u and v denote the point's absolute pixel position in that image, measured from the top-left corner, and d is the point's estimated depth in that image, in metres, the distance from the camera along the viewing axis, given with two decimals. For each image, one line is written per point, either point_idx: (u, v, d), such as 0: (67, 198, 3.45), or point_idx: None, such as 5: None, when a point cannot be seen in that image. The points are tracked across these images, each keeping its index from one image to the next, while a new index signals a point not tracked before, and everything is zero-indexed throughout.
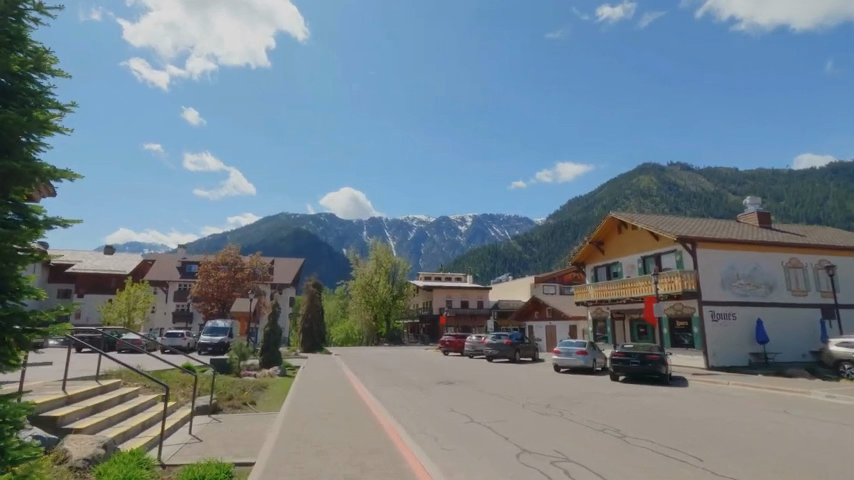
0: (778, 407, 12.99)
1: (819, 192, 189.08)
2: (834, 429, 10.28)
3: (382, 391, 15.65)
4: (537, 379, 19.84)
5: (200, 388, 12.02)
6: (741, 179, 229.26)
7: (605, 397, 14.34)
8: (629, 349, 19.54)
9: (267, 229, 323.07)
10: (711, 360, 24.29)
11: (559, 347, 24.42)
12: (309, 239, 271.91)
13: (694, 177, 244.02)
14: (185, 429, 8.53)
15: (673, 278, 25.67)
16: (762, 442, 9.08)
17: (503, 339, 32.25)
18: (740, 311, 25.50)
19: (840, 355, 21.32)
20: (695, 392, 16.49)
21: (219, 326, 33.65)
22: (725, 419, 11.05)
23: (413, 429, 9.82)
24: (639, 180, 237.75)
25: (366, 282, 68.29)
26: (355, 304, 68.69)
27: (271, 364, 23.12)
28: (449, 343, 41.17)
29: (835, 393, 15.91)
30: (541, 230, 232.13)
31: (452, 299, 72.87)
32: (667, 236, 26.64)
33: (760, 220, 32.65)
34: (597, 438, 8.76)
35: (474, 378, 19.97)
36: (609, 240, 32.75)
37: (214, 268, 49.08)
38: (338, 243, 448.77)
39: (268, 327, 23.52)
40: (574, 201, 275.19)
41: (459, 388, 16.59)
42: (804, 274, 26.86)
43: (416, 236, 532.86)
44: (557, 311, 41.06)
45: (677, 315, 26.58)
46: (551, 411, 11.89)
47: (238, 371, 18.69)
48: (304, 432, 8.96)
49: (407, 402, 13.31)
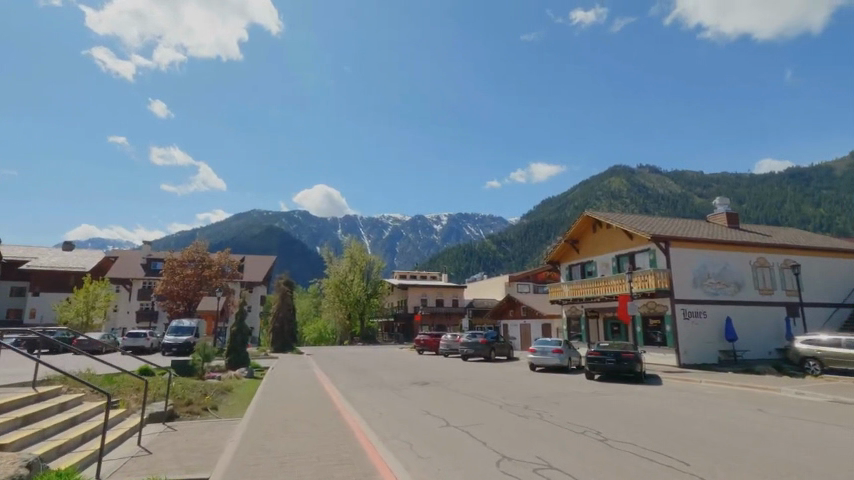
0: (752, 405, 12.97)
1: (778, 196, 197.27)
2: (810, 427, 10.24)
3: (355, 394, 15.02)
4: (513, 379, 19.59)
5: (155, 393, 11.16)
6: (706, 182, 237.23)
7: (582, 397, 14.07)
8: (605, 347, 19.44)
9: (238, 226, 315.89)
10: (683, 357, 24.59)
11: (535, 345, 24.24)
12: (282, 237, 267.13)
13: (662, 180, 251.20)
14: (132, 440, 7.74)
15: (647, 276, 25.85)
16: (743, 441, 8.89)
17: (479, 338, 31.95)
18: (711, 309, 25.91)
19: (806, 352, 21.83)
20: (670, 391, 16.45)
21: (184, 326, 32.18)
22: (704, 418, 10.86)
23: (386, 435, 9.23)
24: (610, 182, 243.07)
25: (340, 280, 67.20)
26: (329, 302, 67.56)
27: (238, 365, 22.07)
28: (424, 342, 40.66)
29: (804, 390, 16.11)
30: (515, 229, 234.42)
31: (427, 298, 72.55)
32: (641, 235, 26.91)
33: (728, 220, 33.36)
34: (578, 443, 8.36)
35: (450, 378, 19.55)
36: (584, 239, 32.88)
37: (180, 265, 47.27)
38: (312, 241, 442.54)
39: (236, 327, 22.45)
40: (547, 202, 279.24)
41: (435, 389, 16.11)
42: (771, 273, 27.52)
43: (390, 235, 530.87)
44: (532, 310, 41.07)
45: (650, 314, 26.81)
46: (530, 412, 11.51)
47: (201, 373, 17.73)
48: (268, 441, 8.26)
49: (380, 405, 12.73)
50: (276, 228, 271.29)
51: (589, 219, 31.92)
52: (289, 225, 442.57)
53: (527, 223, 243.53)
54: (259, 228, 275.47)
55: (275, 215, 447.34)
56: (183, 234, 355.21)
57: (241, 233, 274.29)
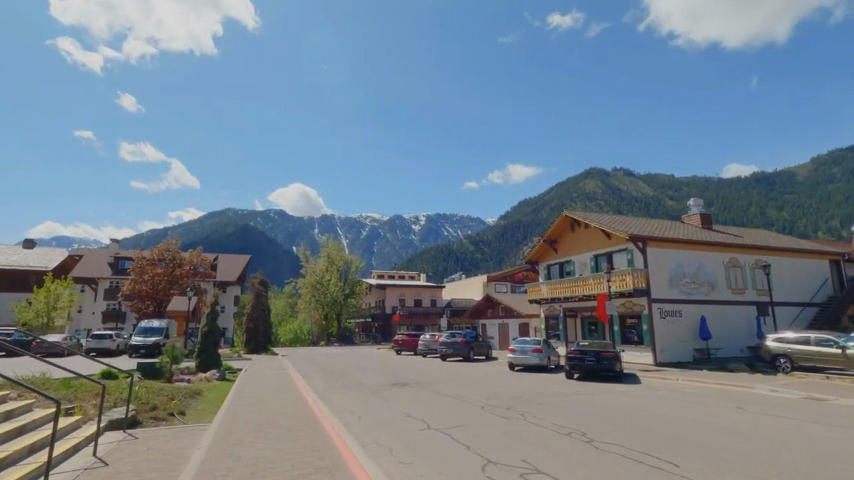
0: (730, 404, 13.03)
1: (745, 199, 204.16)
2: (788, 424, 10.28)
3: (333, 396, 14.53)
4: (494, 379, 19.38)
5: (117, 398, 10.44)
6: (677, 185, 243.85)
7: (563, 397, 13.91)
8: (585, 346, 19.43)
9: (212, 224, 308.79)
10: (659, 356, 24.88)
11: (514, 345, 24.14)
12: (257, 235, 262.39)
13: (635, 183, 257.05)
14: (88, 450, 7.13)
15: (625, 275, 26.09)
16: (727, 440, 8.80)
17: (457, 338, 31.72)
18: (686, 309, 26.29)
19: (777, 350, 22.32)
20: (649, 389, 16.49)
21: (153, 327, 30.94)
22: (687, 417, 10.77)
23: (365, 439, 8.81)
24: (585, 184, 247.30)
25: (316, 280, 66.12)
26: (305, 302, 66.41)
27: (208, 368, 21.20)
28: (402, 342, 40.22)
29: (778, 387, 16.39)
30: (492, 230, 236.02)
31: (405, 298, 72.10)
32: (619, 235, 27.16)
33: (702, 221, 34.05)
34: (564, 446, 8.14)
35: (430, 379, 19.19)
36: (562, 238, 33.02)
37: (150, 264, 45.65)
38: (288, 241, 435.93)
39: (207, 327, 21.59)
40: (524, 204, 282.23)
41: (415, 390, 15.74)
42: (743, 273, 28.13)
43: (368, 235, 527.71)
44: (511, 310, 41.11)
45: (627, 313, 27.07)
46: (512, 413, 11.26)
47: (169, 376, 16.91)
48: (238, 448, 7.73)
49: (359, 408, 12.26)
50: (251, 227, 266.16)
51: (568, 219, 32.08)
52: (265, 224, 434.89)
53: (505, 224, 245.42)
54: (233, 226, 269.71)
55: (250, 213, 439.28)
56: (153, 233, 344.77)
57: (214, 232, 268.18)
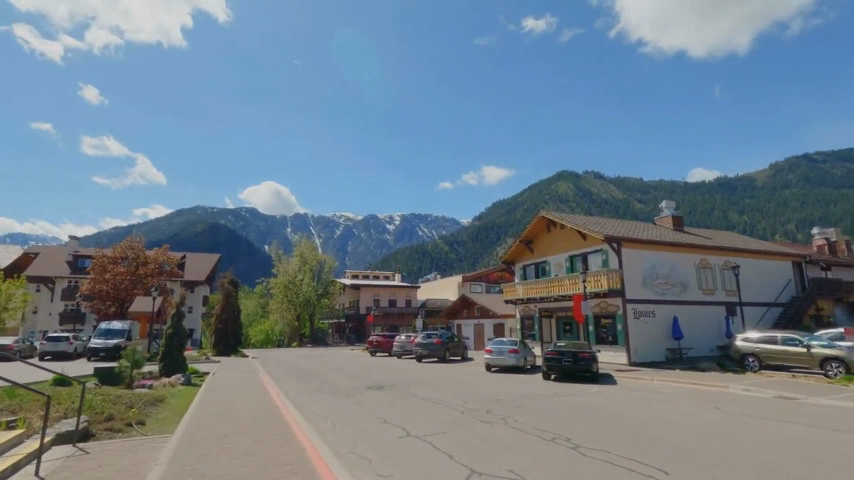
0: (705, 404, 13.04)
1: (709, 202, 211.50)
2: (766, 423, 10.34)
3: (305, 401, 13.92)
4: (471, 380, 19.11)
5: (68, 408, 9.60)
6: (645, 188, 250.63)
7: (541, 399, 13.68)
8: (562, 347, 19.34)
9: (179, 223, 299.44)
10: (633, 356, 25.15)
11: (491, 345, 23.93)
12: (228, 233, 256.39)
13: (606, 186, 263.11)
14: (29, 470, 6.38)
15: (600, 276, 26.27)
16: (709, 441, 8.71)
17: (433, 338, 31.39)
18: (659, 309, 26.68)
19: (745, 349, 22.79)
20: (625, 390, 16.48)
21: (115, 328, 29.40)
22: (666, 419, 10.64)
23: (341, 450, 8.29)
24: (558, 187, 251.61)
25: (289, 280, 64.67)
26: (276, 302, 64.91)
27: (173, 372, 20.10)
28: (377, 343, 39.61)
29: (749, 386, 16.70)
30: (467, 230, 237.11)
31: (380, 298, 71.33)
32: (594, 235, 27.38)
33: (674, 222, 34.71)
34: (549, 454, 7.85)
35: (407, 381, 18.75)
36: (538, 239, 33.09)
37: (111, 263, 43.66)
38: (260, 240, 426.99)
39: (171, 329, 20.48)
40: (498, 205, 284.87)
41: (391, 394, 15.29)
42: (713, 274, 28.76)
43: (342, 234, 522.57)
44: (487, 310, 41.02)
45: (602, 313, 27.28)
46: (493, 417, 10.91)
47: (129, 382, 15.93)
48: (202, 463, 7.08)
49: (333, 414, 11.70)
50: (221, 225, 259.64)
51: (544, 219, 32.09)
52: (235, 223, 424.82)
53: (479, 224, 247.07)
54: (202, 224, 262.70)
55: (220, 211, 428.44)
56: (117, 230, 332.22)
57: (182, 230, 260.05)
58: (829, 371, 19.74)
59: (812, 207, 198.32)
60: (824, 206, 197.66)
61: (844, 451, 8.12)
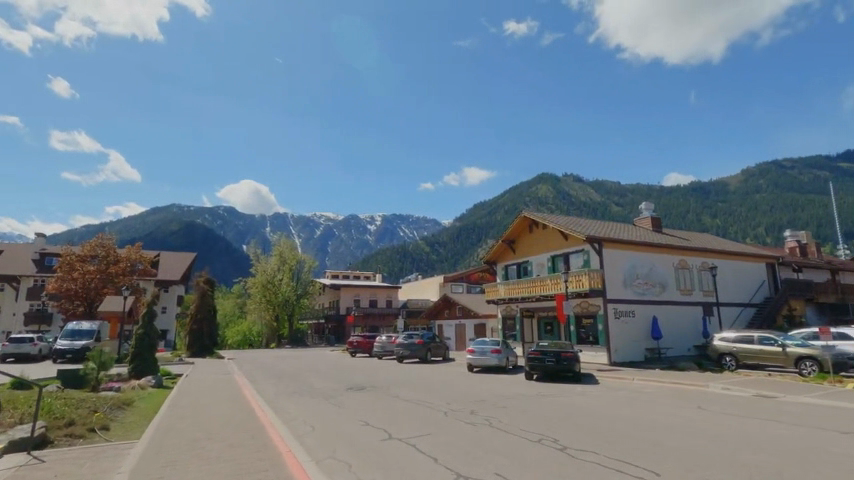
0: (687, 403, 13.02)
1: (684, 206, 216.60)
2: (750, 422, 10.32)
3: (283, 403, 13.42)
4: (453, 381, 18.85)
5: (24, 414, 8.94)
6: (623, 191, 255.27)
7: (525, 400, 13.48)
8: (545, 347, 19.23)
9: (154, 221, 291.95)
10: (613, 356, 25.30)
11: (474, 346, 23.72)
12: (205, 232, 251.21)
13: (585, 189, 267.01)
14: None
15: (581, 276, 26.34)
16: (696, 440, 8.62)
17: (415, 338, 31.05)
18: (639, 309, 26.91)
19: (723, 349, 23.11)
20: (607, 390, 16.43)
21: (83, 329, 28.17)
22: (651, 419, 10.52)
23: (320, 455, 7.89)
24: (538, 189, 254.25)
25: (267, 280, 63.48)
26: (254, 303, 63.63)
27: (143, 374, 19.24)
28: (357, 343, 39.04)
29: (728, 385, 16.85)
30: (448, 231, 237.44)
31: (360, 298, 70.62)
32: (576, 236, 27.48)
33: (653, 224, 35.17)
34: (537, 457, 7.61)
35: (388, 382, 18.38)
36: (520, 239, 33.06)
37: (80, 261, 41.98)
38: (238, 240, 419.80)
39: (142, 330, 19.65)
40: (479, 207, 286.21)
41: (371, 395, 14.93)
42: (691, 275, 29.19)
43: (322, 234, 517.73)
44: (468, 310, 40.84)
45: (583, 313, 27.36)
46: (478, 419, 10.63)
47: (95, 385, 15.16)
48: (169, 471, 6.59)
49: (312, 417, 11.26)
50: (198, 224, 254.26)
51: (527, 219, 32.07)
52: (212, 222, 416.55)
53: (459, 225, 247.85)
54: (178, 223, 256.74)
55: (197, 209, 419.65)
56: (88, 228, 321.89)
57: (156, 228, 253.54)
58: (803, 370, 20.14)
59: (780, 211, 205.17)
60: (792, 210, 204.56)
61: (828, 448, 8.12)
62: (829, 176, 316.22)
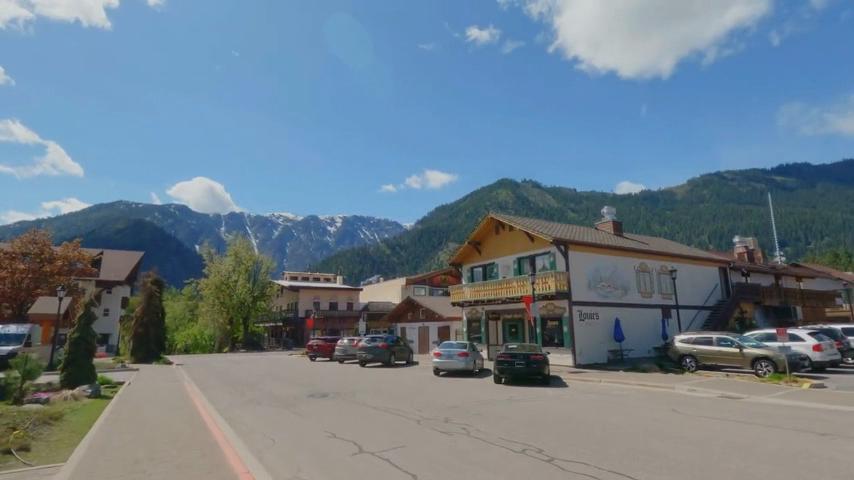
0: (661, 405, 12.88)
1: (634, 215, 225.93)
2: (728, 424, 10.18)
3: (238, 413, 12.25)
4: (422, 386, 18.12)
5: None
6: (579, 198, 263.39)
7: (499, 405, 12.96)
8: (514, 349, 18.79)
9: (97, 219, 274.82)
10: (578, 358, 25.36)
11: (441, 349, 23.11)
12: (154, 232, 239.03)
13: (543, 195, 273.64)
14: None
15: (547, 278, 26.26)
16: (683, 444, 8.29)
17: (378, 342, 30.09)
18: (602, 311, 27.18)
19: (683, 350, 23.53)
20: (577, 392, 16.18)
21: (10, 333, 25.49)
22: (630, 423, 10.16)
23: (283, 474, 6.97)
24: (498, 194, 258.27)
25: (221, 281, 60.55)
26: (207, 306, 60.54)
27: (76, 384, 17.30)
28: (317, 347, 37.63)
29: (694, 386, 17.01)
30: (409, 234, 236.79)
31: (320, 301, 68.67)
32: (542, 237, 27.50)
33: (614, 228, 35.88)
34: (524, 470, 7.02)
35: (352, 388, 17.43)
36: (486, 241, 32.81)
37: (10, 259, 38.28)
38: (189, 239, 402.19)
39: (77, 334, 17.73)
40: (440, 211, 287.29)
41: (335, 402, 13.97)
42: (651, 278, 29.84)
43: (280, 236, 505.13)
44: (432, 313, 40.22)
45: (549, 315, 27.32)
46: (453, 428, 9.95)
47: (19, 398, 13.44)
48: None
49: (272, 428, 10.24)
50: (146, 222, 241.50)
51: (493, 221, 31.88)
52: (162, 220, 397.53)
53: (421, 228, 247.76)
54: (124, 221, 242.97)
55: (145, 207, 399.12)
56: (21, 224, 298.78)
57: (100, 227, 238.97)
58: (759, 370, 20.79)
59: (722, 220, 217.64)
60: (733, 219, 217.40)
61: (811, 449, 7.99)
62: (763, 188, 339.38)
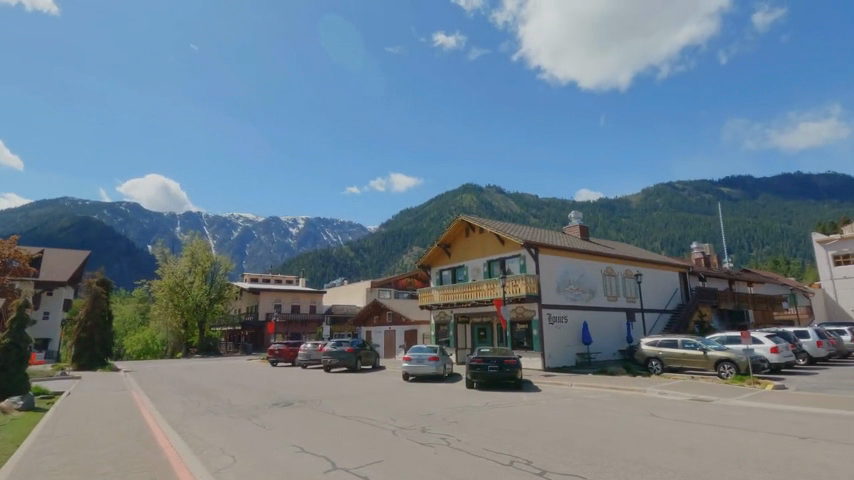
0: (638, 410, 12.75)
1: (593, 222, 232.83)
2: (710, 429, 10.01)
3: (193, 426, 11.13)
4: (392, 392, 17.37)
5: None
6: (541, 204, 269.04)
7: (476, 412, 12.42)
8: (487, 353, 18.38)
9: (38, 216, 257.71)
10: (547, 361, 25.30)
11: (410, 353, 22.47)
12: (102, 230, 226.25)
13: (506, 201, 278.19)
14: None
15: (518, 281, 26.06)
16: (673, 452, 7.97)
17: (344, 346, 29.08)
18: (570, 314, 27.28)
19: (649, 353, 23.81)
20: (551, 397, 15.89)
21: None
22: (614, 429, 9.82)
23: None
24: (463, 199, 260.62)
25: (176, 283, 57.58)
26: (160, 309, 57.36)
27: (6, 395, 15.50)
28: (278, 352, 36.06)
29: (664, 389, 17.09)
30: (374, 237, 234.88)
31: (281, 304, 66.45)
32: (513, 240, 27.36)
33: (581, 232, 36.36)
34: None
35: (319, 396, 16.46)
36: (456, 244, 32.41)
37: None
38: (141, 239, 383.55)
39: (8, 338, 15.91)
40: (405, 214, 286.91)
41: (301, 412, 13.01)
42: (616, 281, 30.26)
43: (239, 237, 490.14)
44: (398, 316, 39.40)
45: (519, 318, 27.18)
46: (433, 438, 9.31)
47: None
48: None
49: (232, 444, 9.24)
50: (94, 220, 228.30)
51: (463, 223, 31.53)
52: (112, 219, 377.35)
53: (385, 231, 246.42)
54: (69, 219, 228.77)
55: (94, 204, 378.19)
56: None
57: (42, 226, 224.07)
58: (722, 372, 21.28)
59: (674, 227, 227.51)
60: (684, 226, 227.72)
61: (800, 454, 7.84)
62: (712, 198, 357.84)
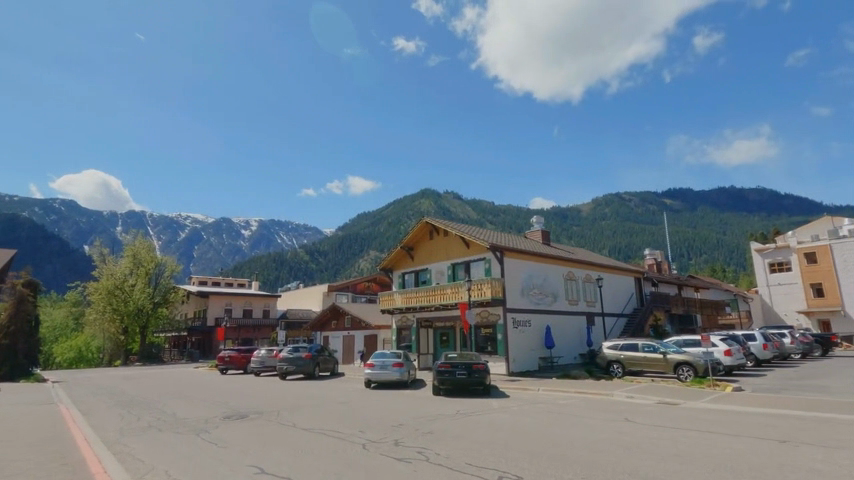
0: (613, 415, 12.55)
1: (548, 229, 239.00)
2: (690, 434, 9.80)
3: (133, 445, 9.77)
4: (355, 401, 16.40)
5: None
6: (497, 210, 273.50)
7: (449, 421, 11.75)
8: (455, 359, 17.76)
9: None
10: (511, 365, 25.06)
11: (373, 359, 21.50)
12: (32, 229, 208.88)
13: (464, 208, 281.22)
14: None
15: (483, 284, 25.72)
16: (667, 462, 7.56)
17: (302, 352, 27.63)
18: (534, 318, 27.23)
19: (611, 356, 24.02)
20: (522, 403, 15.51)
21: None
22: (598, 438, 9.38)
23: None
24: (421, 204, 261.31)
25: (115, 285, 53.51)
26: (96, 313, 53.10)
27: None
28: (229, 359, 33.94)
29: (630, 392, 17.14)
30: (331, 240, 230.56)
31: (232, 308, 63.32)
32: (478, 243, 27.02)
33: (542, 237, 36.66)
34: None
35: (276, 406, 15.26)
36: (419, 246, 31.75)
37: None
38: (76, 239, 358.13)
39: None
40: (362, 218, 283.94)
41: (258, 425, 11.85)
42: (577, 286, 30.59)
43: (187, 238, 467.88)
44: (358, 321, 38.17)
45: (483, 323, 26.85)
46: (408, 452, 8.52)
47: None
48: None
49: (180, 466, 8.03)
50: (22, 218, 210.37)
51: (427, 225, 30.94)
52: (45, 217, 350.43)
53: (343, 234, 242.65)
54: None
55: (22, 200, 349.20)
56: None
57: None
58: (681, 375, 21.69)
59: (622, 236, 237.40)
60: (631, 235, 238.25)
61: (787, 459, 7.68)
62: (655, 209, 376.87)
